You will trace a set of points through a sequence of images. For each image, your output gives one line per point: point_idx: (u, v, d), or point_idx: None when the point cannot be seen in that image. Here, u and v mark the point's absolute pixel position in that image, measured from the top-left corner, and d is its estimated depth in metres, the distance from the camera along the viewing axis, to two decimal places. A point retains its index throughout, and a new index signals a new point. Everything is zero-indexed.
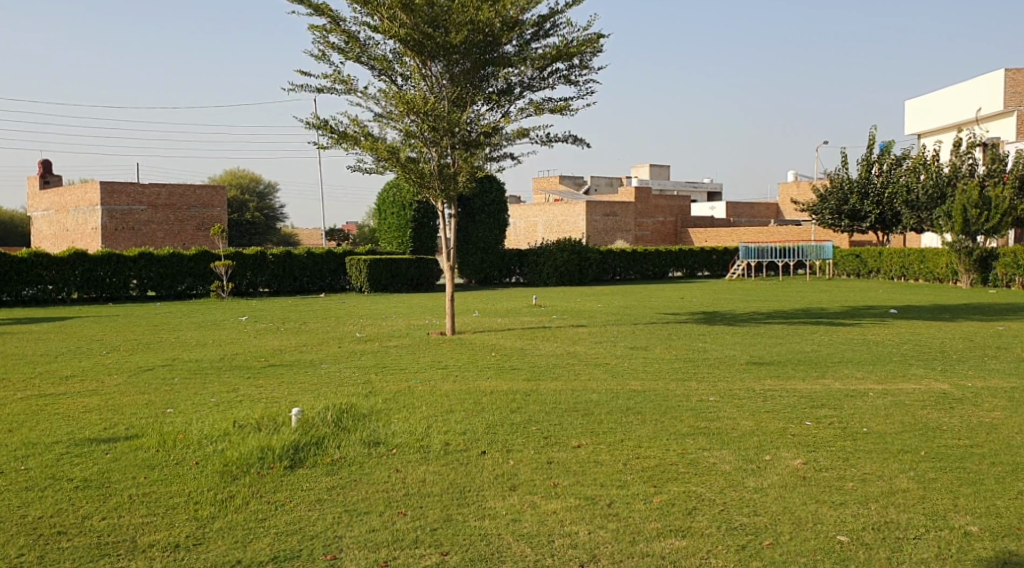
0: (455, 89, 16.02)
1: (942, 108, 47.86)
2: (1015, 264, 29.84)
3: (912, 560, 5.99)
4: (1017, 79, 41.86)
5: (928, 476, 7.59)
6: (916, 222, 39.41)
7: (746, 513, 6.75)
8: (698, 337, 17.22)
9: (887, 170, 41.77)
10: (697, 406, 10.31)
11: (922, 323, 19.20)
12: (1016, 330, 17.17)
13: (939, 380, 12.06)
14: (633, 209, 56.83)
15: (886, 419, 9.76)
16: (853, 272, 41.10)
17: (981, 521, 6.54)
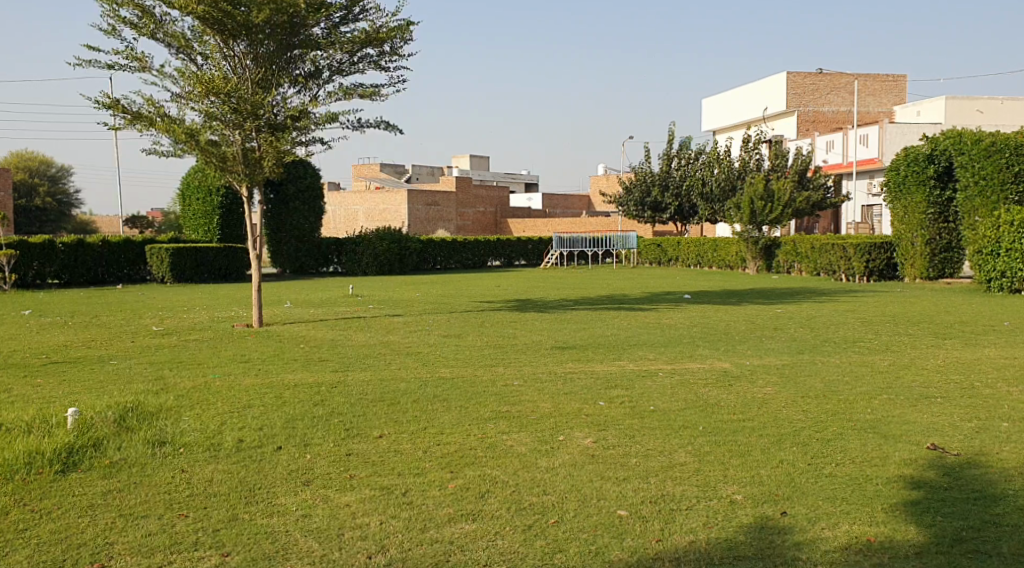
0: (259, 71, 15.62)
1: (732, 108, 51.04)
2: (794, 252, 32.14)
3: (683, 529, 6.35)
4: (798, 82, 45.27)
5: (704, 450, 8.15)
6: (710, 214, 42.01)
7: (536, 494, 7.01)
8: (506, 324, 17.60)
9: (684, 165, 44.06)
10: (501, 392, 10.59)
11: (717, 308, 20.39)
12: (792, 312, 18.62)
13: (722, 360, 12.92)
14: (454, 200, 57.32)
15: (671, 397, 10.38)
16: (656, 260, 43.10)
17: (746, 490, 7.05)
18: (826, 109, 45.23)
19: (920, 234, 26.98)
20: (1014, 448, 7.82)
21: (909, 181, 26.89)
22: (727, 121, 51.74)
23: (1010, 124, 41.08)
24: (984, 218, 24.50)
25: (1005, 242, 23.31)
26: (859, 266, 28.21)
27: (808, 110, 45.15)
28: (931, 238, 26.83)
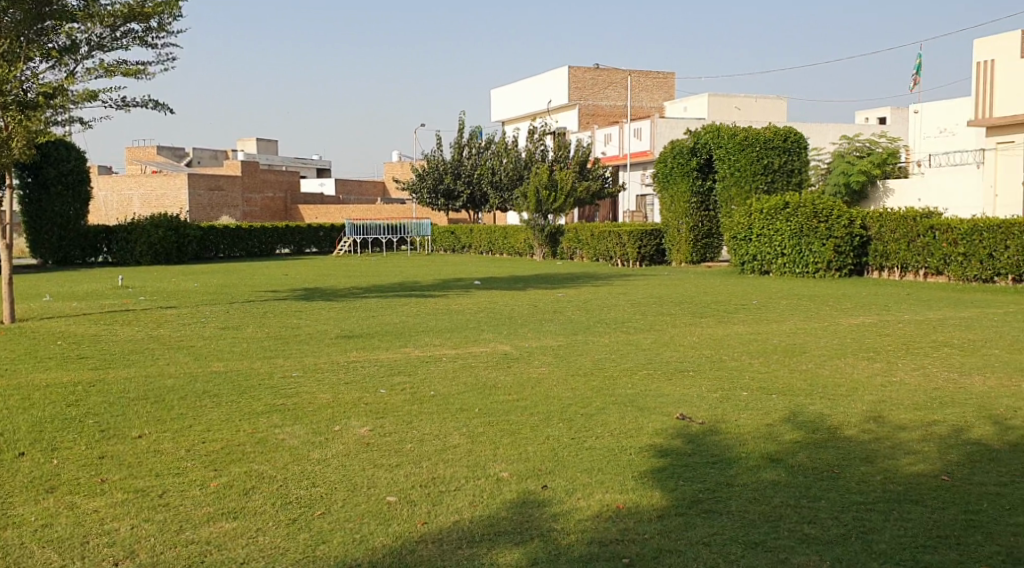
0: (5, 42, 14.46)
1: (517, 99, 52.31)
2: (576, 240, 33.35)
3: (448, 510, 6.48)
4: (578, 77, 47.27)
5: (477, 431, 8.35)
6: (501, 202, 43.08)
7: (304, 486, 6.95)
8: (291, 314, 17.25)
9: (474, 154, 44.69)
10: (277, 384, 10.40)
11: (502, 292, 20.89)
12: (574, 295, 19.34)
13: (504, 343, 13.26)
14: (240, 185, 55.38)
15: (451, 381, 10.57)
16: (450, 248, 43.58)
17: (513, 467, 7.30)
18: (603, 104, 47.30)
19: (685, 222, 28.75)
20: (752, 414, 8.52)
21: (675, 172, 28.43)
22: (512, 112, 52.95)
23: (762, 121, 44.58)
24: (740, 207, 26.46)
25: (756, 228, 25.42)
26: (632, 252, 29.67)
27: (589, 103, 47.09)
28: (694, 225, 28.69)
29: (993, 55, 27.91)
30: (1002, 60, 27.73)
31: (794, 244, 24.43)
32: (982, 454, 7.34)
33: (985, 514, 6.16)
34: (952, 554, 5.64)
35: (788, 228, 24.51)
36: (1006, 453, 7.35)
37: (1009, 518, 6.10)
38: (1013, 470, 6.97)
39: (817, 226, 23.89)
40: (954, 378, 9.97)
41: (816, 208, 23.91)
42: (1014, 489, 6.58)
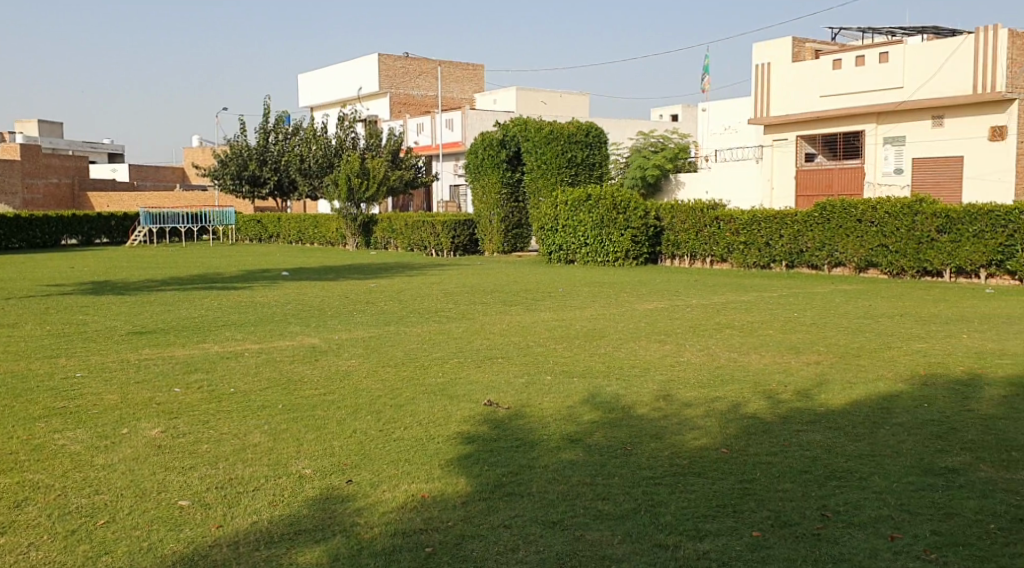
0: None
1: (325, 86, 51.31)
2: (389, 229, 33.26)
3: (245, 511, 6.31)
4: (389, 65, 46.95)
5: (279, 428, 8.15)
6: (310, 190, 42.16)
7: (86, 495, 6.56)
8: (78, 310, 16.20)
9: (281, 140, 43.49)
10: (60, 386, 9.75)
11: (307, 283, 20.49)
12: (384, 286, 19.19)
13: (311, 336, 13.00)
14: (19, 168, 51.59)
15: (253, 376, 10.26)
16: (257, 237, 42.36)
17: (315, 464, 7.18)
18: (414, 93, 47.39)
19: (497, 212, 29.22)
20: (554, 397, 8.77)
21: (486, 164, 28.80)
22: (320, 98, 51.88)
23: (565, 116, 45.96)
24: (547, 198, 27.15)
25: (562, 219, 26.03)
26: (446, 242, 29.65)
27: (400, 92, 46.93)
28: (505, 216, 29.17)
29: (770, 57, 29.77)
30: (777, 63, 29.55)
31: (595, 234, 25.27)
32: (758, 427, 7.88)
33: (759, 482, 6.62)
34: (730, 521, 6.02)
35: (590, 219, 25.30)
36: (778, 425, 7.92)
37: (779, 485, 6.59)
38: (783, 440, 7.52)
39: (617, 216, 24.87)
40: (734, 357, 10.66)
41: (615, 200, 24.90)
42: (784, 458, 7.10)
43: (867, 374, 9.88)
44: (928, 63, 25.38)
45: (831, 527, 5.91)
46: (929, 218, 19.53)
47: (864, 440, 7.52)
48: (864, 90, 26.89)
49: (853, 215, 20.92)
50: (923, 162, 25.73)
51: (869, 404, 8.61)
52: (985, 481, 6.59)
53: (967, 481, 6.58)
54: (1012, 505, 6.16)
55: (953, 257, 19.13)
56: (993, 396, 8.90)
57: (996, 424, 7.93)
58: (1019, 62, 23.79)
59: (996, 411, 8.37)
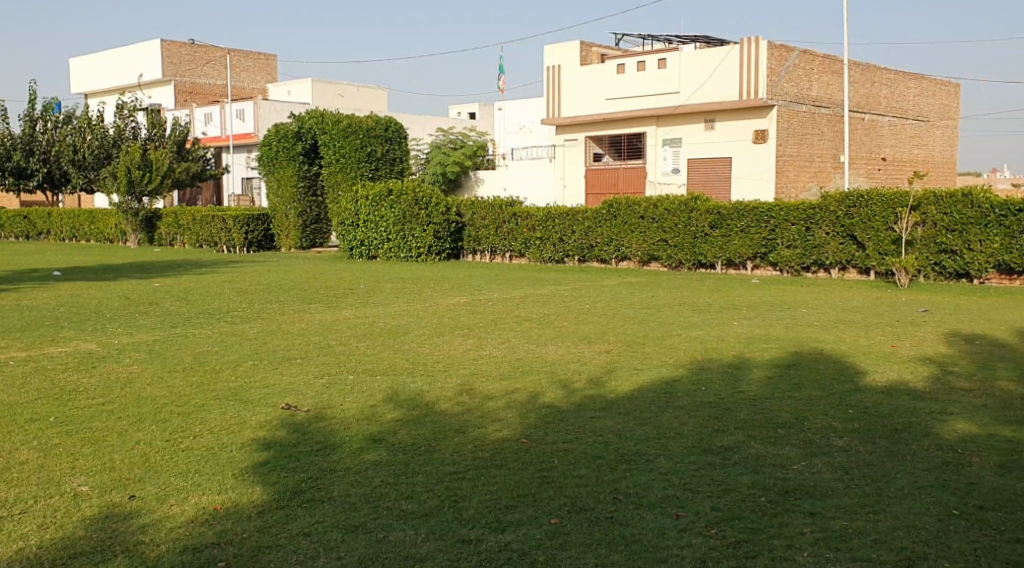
0: None
1: (100, 71, 48.01)
2: (175, 225, 31.64)
3: (9, 538, 5.65)
4: (173, 52, 44.50)
5: (50, 443, 7.41)
6: (85, 182, 39.48)
7: None
8: None
9: (51, 129, 40.27)
10: None
11: (82, 283, 19.02)
12: (169, 285, 18.09)
13: (87, 341, 11.99)
14: None
15: (20, 387, 9.32)
16: (24, 234, 39.12)
17: (92, 480, 6.56)
18: (201, 81, 45.36)
19: (293, 207, 28.09)
20: (354, 397, 8.48)
21: (280, 157, 27.70)
22: (94, 83, 48.50)
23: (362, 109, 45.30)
24: (348, 192, 26.65)
25: (361, 213, 25.54)
26: (238, 238, 28.39)
27: (185, 80, 44.72)
28: (304, 210, 28.23)
29: (558, 60, 30.27)
30: (565, 66, 30.08)
31: (397, 230, 24.95)
32: (555, 416, 7.93)
33: (557, 470, 6.65)
34: (530, 510, 5.98)
35: (392, 215, 25.00)
36: (572, 413, 8.01)
37: (576, 472, 6.63)
38: (577, 427, 7.61)
39: (419, 212, 24.73)
40: (532, 349, 10.75)
41: (417, 195, 24.78)
42: (580, 445, 7.18)
43: (653, 360, 10.23)
44: (700, 69, 26.67)
45: (624, 510, 5.99)
46: (703, 214, 20.85)
47: (652, 424, 7.73)
48: (645, 94, 27.91)
49: (637, 212, 21.87)
50: (697, 163, 27.24)
51: (654, 389, 8.88)
52: (757, 456, 6.92)
53: (742, 458, 6.88)
54: (779, 478, 6.48)
55: (724, 251, 20.53)
56: (761, 378, 9.44)
57: (765, 404, 8.38)
58: (777, 71, 25.73)
59: (763, 391, 8.86)
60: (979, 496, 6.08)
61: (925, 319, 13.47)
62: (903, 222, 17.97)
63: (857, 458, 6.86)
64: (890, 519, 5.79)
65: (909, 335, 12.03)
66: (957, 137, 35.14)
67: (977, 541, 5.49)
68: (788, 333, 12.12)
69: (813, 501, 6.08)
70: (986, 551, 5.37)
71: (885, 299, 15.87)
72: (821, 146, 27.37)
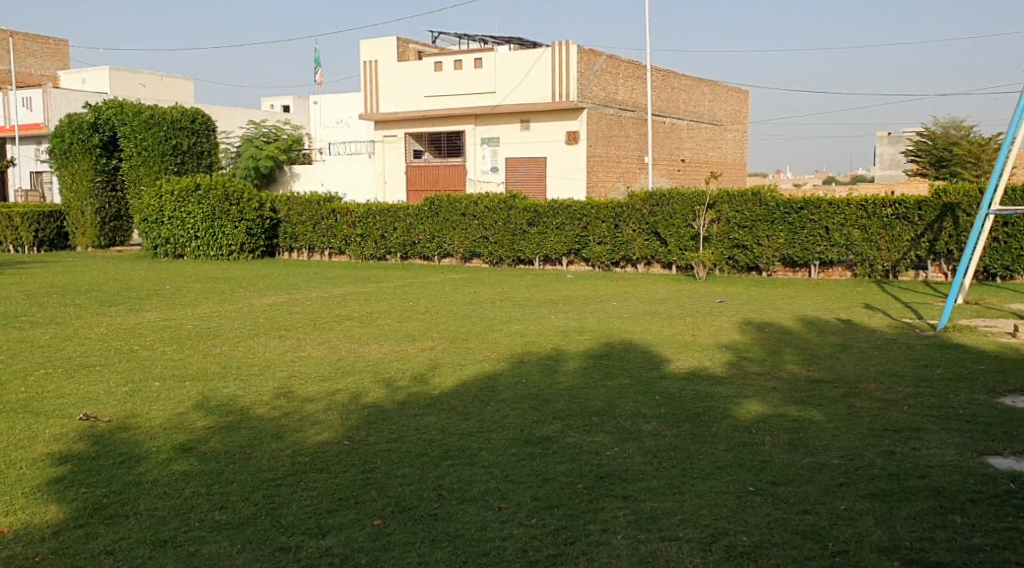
0: None
1: None
2: None
3: None
4: None
5: None
6: None
7: None
8: None
9: None
10: None
11: None
12: None
13: None
14: None
15: None
16: None
17: None
18: None
19: (90, 203, 26.38)
20: (161, 404, 7.88)
21: (74, 150, 26.01)
22: None
23: (167, 100, 43.06)
24: (150, 186, 25.07)
25: (168, 209, 23.81)
26: (28, 236, 26.18)
27: None
28: (100, 207, 26.59)
29: (376, 55, 29.32)
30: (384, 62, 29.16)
31: (206, 226, 23.59)
32: (375, 415, 7.64)
33: (380, 470, 6.37)
34: (350, 513, 5.68)
35: (201, 211, 23.58)
36: (395, 411, 7.75)
37: (398, 470, 6.38)
38: (400, 426, 7.36)
39: (229, 208, 23.62)
40: (353, 348, 10.39)
41: (227, 190, 23.57)
42: (401, 443, 6.93)
43: (474, 355, 10.11)
44: (515, 71, 26.77)
45: (447, 506, 5.78)
46: (521, 212, 21.01)
47: (474, 418, 7.58)
48: (462, 92, 27.73)
49: (458, 209, 21.75)
50: (515, 161, 27.58)
51: (474, 383, 8.76)
52: (575, 445, 6.89)
53: (561, 447, 6.84)
54: (595, 464, 6.47)
55: (541, 247, 20.83)
56: (578, 368, 9.50)
57: (580, 393, 8.42)
58: (586, 74, 26.29)
59: (578, 381, 8.91)
60: (772, 472, 6.25)
61: (723, 309, 14.08)
62: (700, 220, 18.97)
63: (666, 442, 6.94)
64: (697, 498, 5.85)
65: (708, 324, 12.50)
66: (747, 140, 37.32)
67: (771, 513, 5.59)
68: (601, 325, 12.31)
69: (629, 485, 6.09)
70: (777, 521, 5.46)
71: (687, 291, 16.49)
72: (627, 147, 28.63)
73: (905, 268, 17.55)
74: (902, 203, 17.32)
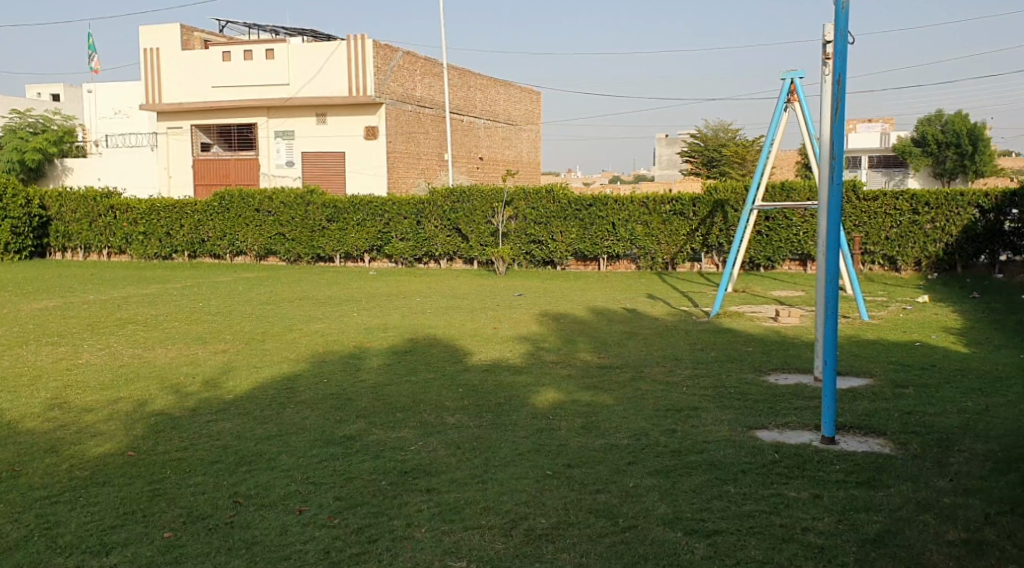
0: None
1: None
2: None
3: None
4: None
5: None
6: None
7: None
8: None
9: None
10: None
11: None
12: None
13: None
14: None
15: None
16: None
17: None
18: None
19: None
20: None
21: None
22: None
23: None
24: None
25: None
26: None
27: None
28: None
29: (157, 42, 27.86)
30: (165, 50, 27.79)
31: None
32: (165, 423, 7.28)
33: (169, 480, 6.08)
34: (137, 527, 5.39)
35: None
36: (186, 419, 7.41)
37: (190, 479, 6.11)
38: (191, 433, 7.05)
39: None
40: (138, 354, 9.84)
41: None
42: (193, 451, 6.63)
43: (272, 357, 9.81)
44: (309, 62, 26.32)
45: (243, 513, 5.59)
46: (320, 209, 20.63)
47: (271, 421, 7.37)
48: (251, 84, 26.82)
49: (252, 205, 21.08)
50: (312, 156, 26.95)
51: (271, 386, 8.52)
52: (377, 443, 6.84)
53: (363, 445, 6.77)
54: (397, 461, 6.44)
55: (342, 244, 20.55)
56: (378, 365, 9.43)
57: (380, 390, 8.36)
58: (383, 69, 26.36)
59: (379, 379, 8.85)
60: (566, 456, 6.43)
61: (520, 302, 14.41)
62: (498, 217, 19.36)
63: (467, 433, 7.01)
64: (498, 486, 5.94)
65: (506, 317, 12.74)
66: (542, 140, 38.27)
67: (566, 495, 5.75)
68: (401, 321, 12.27)
69: (431, 478, 6.10)
70: (571, 503, 5.62)
71: (486, 286, 16.73)
72: (426, 145, 28.77)
73: (683, 260, 18.67)
74: (679, 200, 18.39)
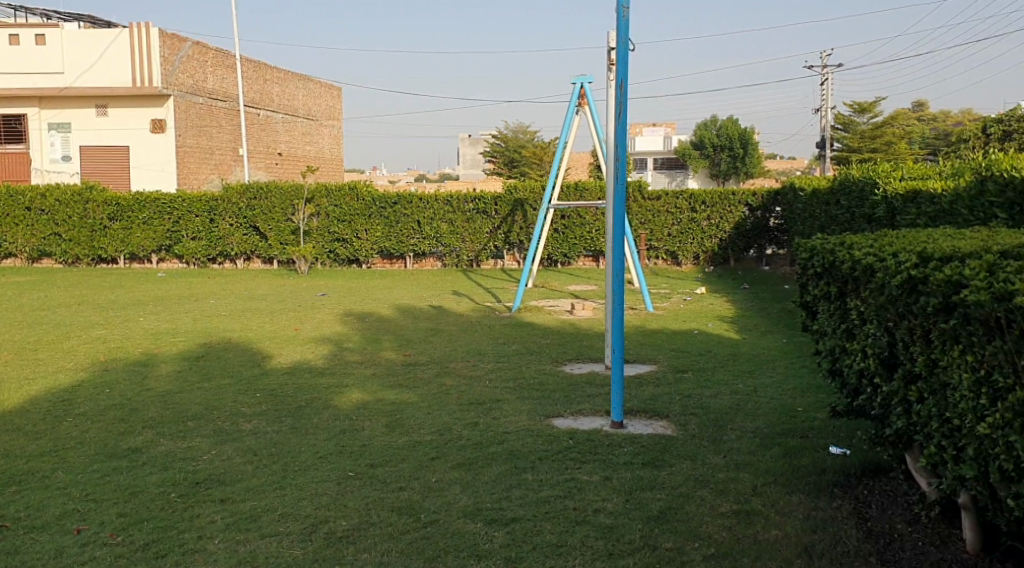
0: None
1: None
2: None
3: None
4: None
5: None
6: None
7: None
8: None
9: None
10: None
11: None
12: None
13: None
14: None
15: None
16: None
17: None
18: None
19: None
20: None
21: None
22: None
23: None
24: None
25: None
26: None
27: None
28: None
29: None
30: None
31: None
32: None
33: None
34: None
35: None
36: None
37: None
38: None
39: None
40: None
41: None
42: None
43: (48, 368, 9.08)
44: (85, 49, 24.61)
45: (13, 537, 5.13)
46: (100, 207, 19.37)
47: (45, 437, 6.82)
48: (21, 71, 24.90)
49: (21, 203, 19.48)
50: (92, 150, 25.36)
51: (46, 399, 7.88)
52: (166, 453, 6.46)
53: (150, 457, 6.38)
54: (188, 471, 6.11)
55: (126, 244, 19.41)
56: (168, 372, 8.94)
57: (169, 398, 7.92)
58: (171, 60, 25.02)
59: (169, 386, 8.38)
60: (367, 456, 6.31)
61: (321, 302, 14.07)
62: (299, 214, 18.82)
63: (263, 439, 6.75)
64: (296, 490, 5.74)
65: (307, 318, 12.41)
66: (343, 137, 37.65)
67: (367, 495, 5.63)
68: (195, 324, 11.69)
69: (224, 487, 5.82)
70: (372, 502, 5.51)
71: (287, 286, 16.23)
72: (219, 139, 27.77)
73: (487, 258, 18.89)
74: (480, 199, 18.67)
